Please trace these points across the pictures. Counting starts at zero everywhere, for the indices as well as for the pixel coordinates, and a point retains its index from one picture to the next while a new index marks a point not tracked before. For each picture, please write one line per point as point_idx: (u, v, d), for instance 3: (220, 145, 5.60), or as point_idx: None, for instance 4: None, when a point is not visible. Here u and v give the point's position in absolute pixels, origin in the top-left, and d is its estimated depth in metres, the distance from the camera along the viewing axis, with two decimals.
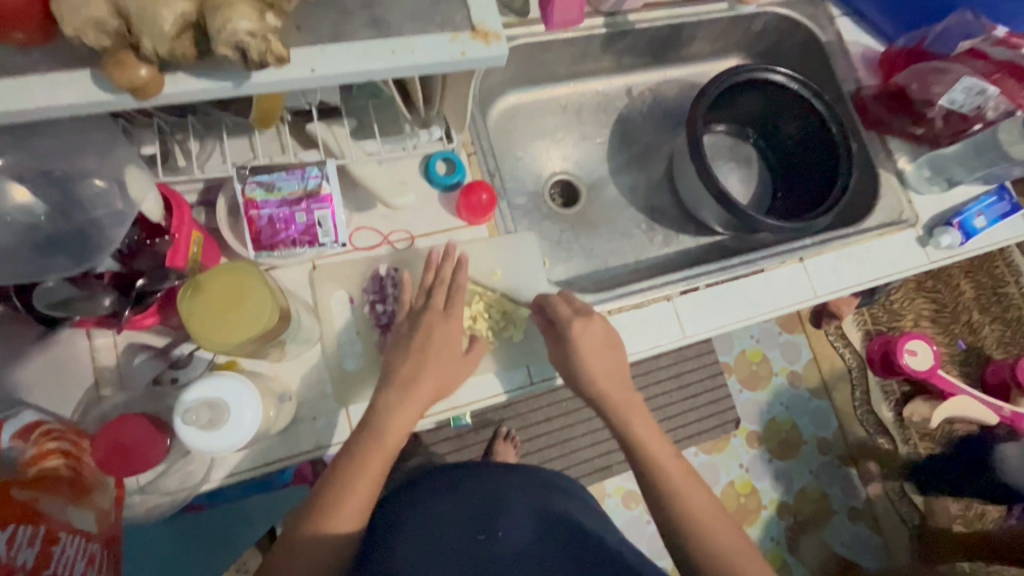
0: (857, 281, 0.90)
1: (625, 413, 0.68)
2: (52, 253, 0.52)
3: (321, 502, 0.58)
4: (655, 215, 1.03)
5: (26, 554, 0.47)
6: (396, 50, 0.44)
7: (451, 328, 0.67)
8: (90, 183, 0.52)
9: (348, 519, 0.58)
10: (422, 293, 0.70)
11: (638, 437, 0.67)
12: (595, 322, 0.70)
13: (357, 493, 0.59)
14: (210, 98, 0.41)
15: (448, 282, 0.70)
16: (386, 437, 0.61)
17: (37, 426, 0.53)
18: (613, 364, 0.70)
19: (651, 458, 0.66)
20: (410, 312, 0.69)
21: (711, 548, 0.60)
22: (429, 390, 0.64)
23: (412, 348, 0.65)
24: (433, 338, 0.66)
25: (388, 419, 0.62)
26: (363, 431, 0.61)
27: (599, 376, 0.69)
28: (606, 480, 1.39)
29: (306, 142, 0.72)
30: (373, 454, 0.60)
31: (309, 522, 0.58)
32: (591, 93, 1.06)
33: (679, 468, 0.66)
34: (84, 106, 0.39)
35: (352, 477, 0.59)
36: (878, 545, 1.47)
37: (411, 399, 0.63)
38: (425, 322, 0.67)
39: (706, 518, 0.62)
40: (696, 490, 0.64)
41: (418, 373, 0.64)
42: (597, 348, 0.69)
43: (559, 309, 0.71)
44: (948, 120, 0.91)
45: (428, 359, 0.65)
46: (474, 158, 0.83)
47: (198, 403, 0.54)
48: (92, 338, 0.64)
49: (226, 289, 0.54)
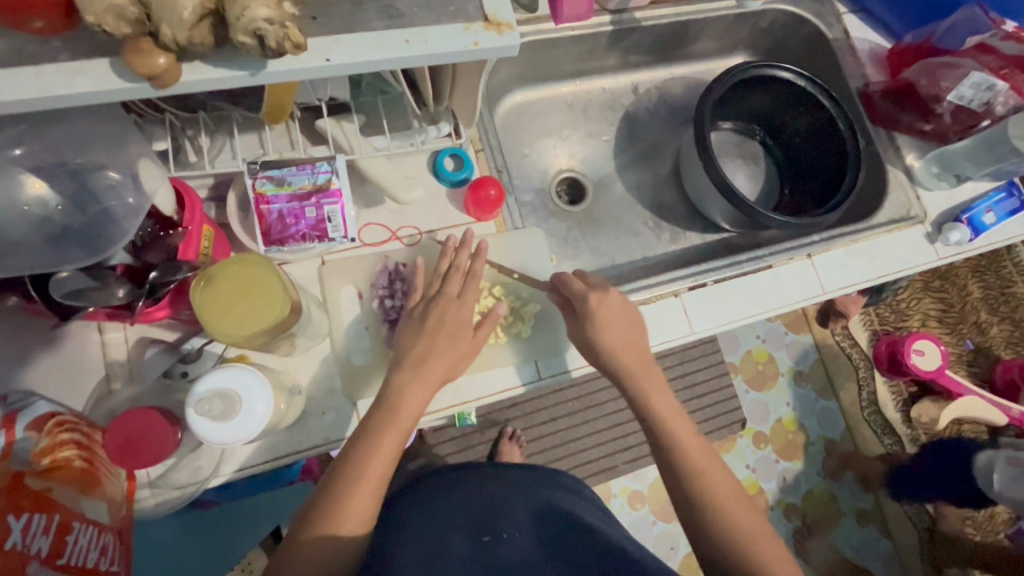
0: (866, 278, 0.90)
1: (644, 390, 0.68)
2: (66, 245, 0.51)
3: (336, 488, 0.59)
4: (661, 212, 1.03)
5: (40, 542, 0.47)
6: (410, 40, 0.44)
7: (464, 313, 0.67)
8: (104, 174, 0.52)
9: (359, 507, 0.59)
10: (437, 277, 0.70)
11: (660, 416, 0.67)
12: (612, 296, 0.70)
13: (369, 480, 0.59)
14: (226, 87, 0.42)
15: (464, 270, 0.70)
16: (401, 415, 0.62)
17: (51, 417, 0.52)
18: (636, 341, 0.69)
19: (673, 441, 0.66)
20: (422, 298, 0.69)
21: (731, 530, 0.60)
22: (439, 371, 0.65)
23: (425, 328, 0.66)
24: (446, 320, 0.66)
25: (403, 400, 0.62)
26: (379, 413, 0.62)
27: (621, 352, 0.68)
28: (612, 480, 1.38)
29: (316, 138, 0.73)
30: (388, 435, 0.61)
31: (321, 514, 0.58)
32: (597, 91, 1.06)
33: (700, 451, 0.65)
34: (103, 95, 0.39)
35: (368, 459, 0.60)
36: (887, 547, 1.46)
37: (423, 378, 0.63)
38: (438, 305, 0.67)
39: (728, 502, 0.62)
40: (718, 474, 0.64)
41: (432, 352, 0.64)
42: (615, 320, 0.69)
43: (572, 285, 0.71)
44: (956, 116, 0.91)
45: (437, 342, 0.65)
46: (481, 155, 0.83)
47: (211, 393, 0.55)
48: (103, 332, 0.65)
49: (239, 283, 0.55)
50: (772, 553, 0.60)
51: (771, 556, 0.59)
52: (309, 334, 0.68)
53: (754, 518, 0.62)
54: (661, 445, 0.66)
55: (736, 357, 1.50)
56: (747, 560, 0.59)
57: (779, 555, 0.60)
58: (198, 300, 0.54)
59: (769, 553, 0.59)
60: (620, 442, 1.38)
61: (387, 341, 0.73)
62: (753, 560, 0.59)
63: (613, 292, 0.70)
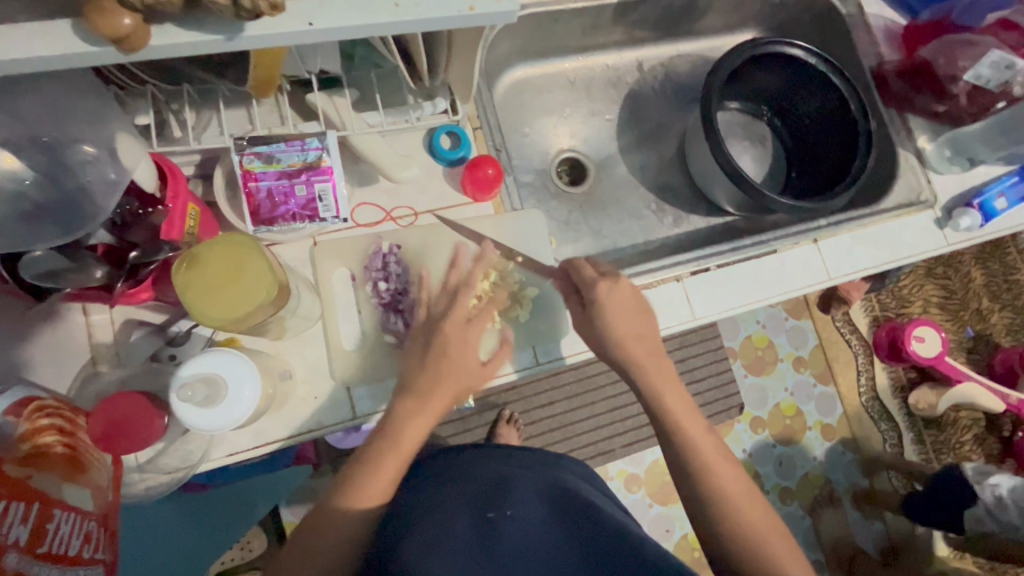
0: (872, 263, 0.88)
1: (656, 382, 0.66)
2: (39, 222, 0.49)
3: (343, 483, 0.60)
4: (666, 193, 1.00)
5: (18, 531, 0.45)
6: (399, 3, 0.41)
7: (468, 340, 0.62)
8: (80, 149, 0.50)
9: (373, 499, 0.59)
10: (443, 297, 0.65)
11: (671, 410, 0.65)
12: (623, 284, 0.67)
13: (375, 491, 0.59)
14: (201, 53, 0.39)
15: (471, 290, 0.65)
16: (403, 443, 0.60)
17: (29, 403, 0.51)
18: (646, 333, 0.67)
19: (683, 439, 0.64)
20: (422, 328, 0.64)
21: (738, 529, 0.59)
22: (446, 401, 0.61)
23: (429, 362, 0.61)
24: (449, 351, 0.61)
25: (405, 423, 0.60)
26: (380, 435, 0.60)
27: (630, 344, 0.66)
28: (609, 464, 1.38)
29: (306, 113, 0.70)
30: (389, 456, 0.60)
31: (328, 514, 0.59)
32: (601, 68, 1.03)
33: (713, 447, 0.64)
34: (66, 60, 0.36)
35: (373, 469, 0.59)
36: (880, 530, 1.46)
37: (434, 386, 0.60)
38: (442, 334, 0.61)
39: (744, 506, 0.61)
40: (730, 475, 0.63)
41: (435, 386, 0.60)
42: (626, 312, 0.66)
43: (584, 271, 0.69)
44: (972, 97, 0.88)
45: (441, 378, 0.60)
46: (479, 133, 0.80)
47: (194, 378, 0.53)
48: (87, 314, 0.63)
49: (223, 263, 0.53)
50: (789, 556, 0.58)
51: (783, 553, 0.58)
52: (300, 317, 0.66)
53: (759, 509, 0.61)
54: (674, 440, 0.65)
55: (735, 342, 1.48)
56: (765, 559, 0.57)
57: (793, 554, 0.58)
58: (191, 295, 0.52)
59: (783, 554, 0.58)
60: (619, 427, 1.38)
61: (380, 324, 0.71)
62: (767, 562, 0.57)
63: (625, 278, 0.68)
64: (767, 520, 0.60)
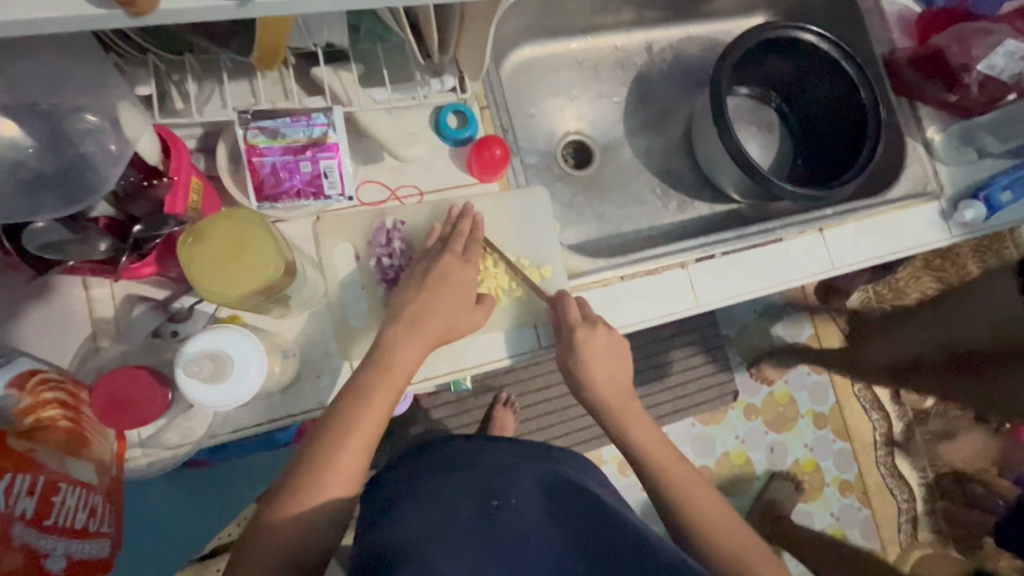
0: (876, 255, 0.87)
1: (630, 409, 0.67)
2: (40, 193, 0.48)
3: (316, 453, 0.56)
4: (670, 178, 0.99)
5: (24, 503, 0.47)
6: None
7: (466, 273, 0.66)
8: (81, 118, 0.49)
9: (339, 489, 0.56)
10: (439, 240, 0.69)
11: (633, 411, 0.68)
12: (599, 331, 0.67)
13: (356, 438, 0.57)
14: (211, 19, 0.39)
15: (467, 232, 0.69)
16: (392, 376, 0.59)
17: (33, 375, 0.51)
18: (619, 377, 0.68)
19: (655, 461, 0.65)
20: (425, 255, 0.67)
21: (714, 537, 0.61)
22: (436, 330, 0.63)
23: (427, 284, 0.64)
24: (448, 278, 0.65)
25: (393, 353, 0.60)
26: (367, 367, 0.60)
27: (604, 387, 0.67)
28: (604, 447, 1.39)
29: (311, 87, 0.68)
30: (377, 391, 0.59)
31: (303, 485, 0.55)
32: (610, 49, 1.01)
33: (692, 478, 0.64)
34: (74, 19, 0.36)
35: (353, 416, 0.57)
36: (866, 517, 1.48)
37: (416, 336, 0.61)
38: (441, 262, 0.65)
39: (719, 516, 0.62)
40: (707, 493, 0.64)
41: (424, 311, 0.62)
42: (603, 355, 0.67)
43: (568, 312, 0.68)
44: (984, 87, 0.85)
45: (437, 302, 0.63)
46: (486, 113, 0.79)
47: (200, 355, 0.53)
48: (88, 288, 0.62)
49: (225, 238, 0.52)
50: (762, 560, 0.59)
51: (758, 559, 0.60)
52: (302, 297, 0.65)
53: (720, 505, 0.63)
54: (648, 470, 0.65)
55: (732, 330, 1.48)
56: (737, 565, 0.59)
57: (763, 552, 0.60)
58: (211, 301, 0.53)
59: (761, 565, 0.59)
60: None
61: (383, 301, 0.70)
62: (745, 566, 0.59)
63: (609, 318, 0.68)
64: (745, 534, 0.61)
